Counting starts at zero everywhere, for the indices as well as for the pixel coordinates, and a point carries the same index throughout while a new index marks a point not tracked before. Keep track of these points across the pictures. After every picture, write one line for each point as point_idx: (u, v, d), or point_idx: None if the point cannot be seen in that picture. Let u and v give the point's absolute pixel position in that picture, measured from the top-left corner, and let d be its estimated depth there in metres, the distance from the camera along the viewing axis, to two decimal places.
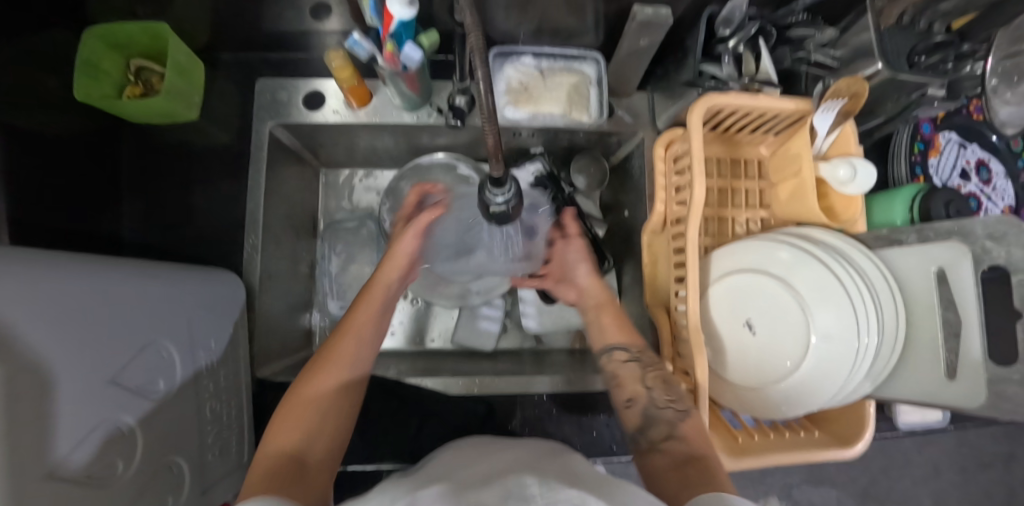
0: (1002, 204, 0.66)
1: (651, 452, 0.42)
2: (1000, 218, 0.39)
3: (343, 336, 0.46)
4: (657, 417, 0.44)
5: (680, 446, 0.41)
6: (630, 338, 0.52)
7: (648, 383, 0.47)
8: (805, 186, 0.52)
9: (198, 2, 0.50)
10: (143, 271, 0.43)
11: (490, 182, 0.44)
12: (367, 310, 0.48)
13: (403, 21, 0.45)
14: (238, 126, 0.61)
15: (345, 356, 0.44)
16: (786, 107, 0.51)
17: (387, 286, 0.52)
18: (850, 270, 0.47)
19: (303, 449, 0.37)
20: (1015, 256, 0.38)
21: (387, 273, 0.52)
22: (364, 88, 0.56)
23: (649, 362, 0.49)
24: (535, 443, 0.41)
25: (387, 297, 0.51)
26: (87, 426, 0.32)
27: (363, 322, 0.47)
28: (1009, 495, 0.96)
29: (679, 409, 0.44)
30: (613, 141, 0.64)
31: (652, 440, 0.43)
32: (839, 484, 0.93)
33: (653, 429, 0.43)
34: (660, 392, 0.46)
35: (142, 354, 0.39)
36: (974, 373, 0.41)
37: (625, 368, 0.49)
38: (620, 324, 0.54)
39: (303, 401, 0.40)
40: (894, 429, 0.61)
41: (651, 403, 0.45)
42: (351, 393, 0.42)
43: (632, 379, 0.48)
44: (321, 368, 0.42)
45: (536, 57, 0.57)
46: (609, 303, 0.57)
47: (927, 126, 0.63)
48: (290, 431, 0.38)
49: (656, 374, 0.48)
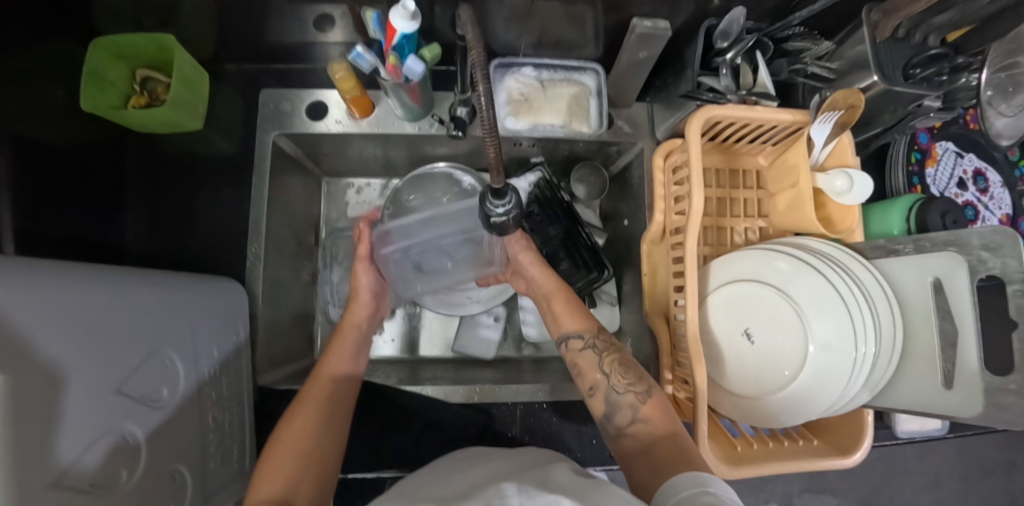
0: (999, 213, 0.66)
1: (620, 437, 0.45)
2: (997, 229, 0.39)
3: (317, 379, 0.49)
4: (620, 402, 0.46)
5: (643, 429, 0.43)
6: (579, 323, 0.51)
7: (606, 369, 0.48)
8: (802, 196, 0.53)
9: (204, 15, 0.51)
10: (148, 281, 0.43)
11: (490, 193, 0.45)
12: (337, 354, 0.52)
13: (405, 36, 0.45)
14: (242, 135, 0.62)
15: (317, 395, 0.48)
16: (784, 118, 0.51)
17: (355, 330, 0.56)
18: (848, 280, 0.48)
19: (289, 491, 0.39)
20: (1010, 267, 0.39)
21: (355, 316, 0.57)
22: (367, 98, 0.56)
23: (603, 346, 0.49)
24: (532, 452, 0.44)
25: (358, 338, 0.56)
26: (92, 435, 0.33)
27: (335, 365, 0.51)
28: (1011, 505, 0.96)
29: (637, 391, 0.45)
30: (613, 151, 0.65)
31: (619, 426, 0.45)
32: (840, 492, 0.92)
33: (618, 416, 0.45)
34: (617, 376, 0.47)
35: (146, 363, 0.40)
36: (971, 383, 0.42)
37: (583, 357, 0.50)
38: (569, 310, 0.53)
39: (283, 446, 0.42)
40: (894, 438, 0.61)
41: (612, 388, 0.46)
42: (330, 430, 0.45)
43: (591, 368, 0.49)
44: (297, 413, 0.45)
45: (537, 68, 0.58)
46: (559, 290, 0.55)
47: (923, 136, 0.64)
48: (274, 476, 0.40)
49: (613, 357, 0.48)
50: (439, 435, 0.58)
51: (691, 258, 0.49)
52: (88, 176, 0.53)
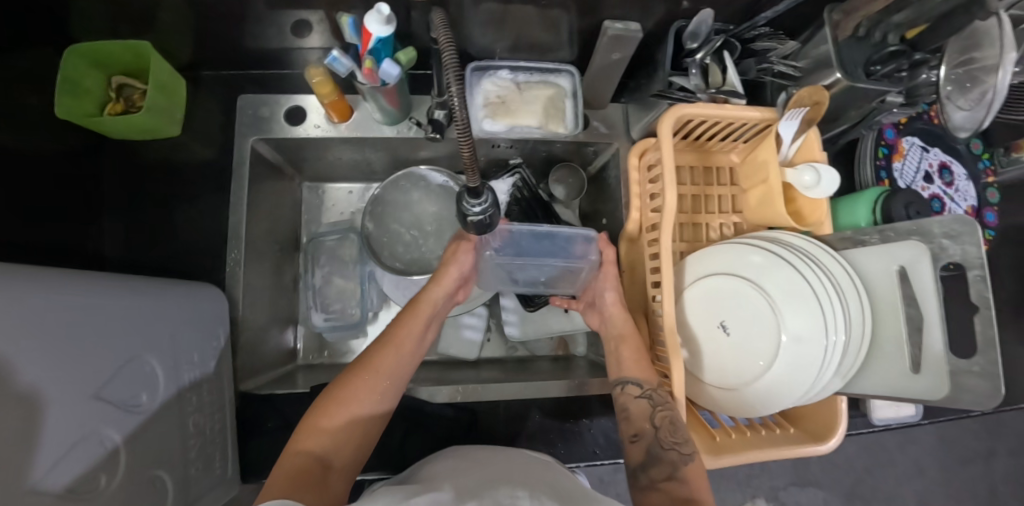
0: (964, 204, 0.69)
1: (649, 489, 0.45)
2: (957, 218, 0.41)
3: (386, 347, 0.49)
4: (660, 456, 0.46)
5: (679, 487, 0.44)
6: (647, 374, 0.50)
7: (656, 422, 0.47)
8: (773, 191, 0.54)
9: (181, 21, 0.51)
10: (126, 287, 0.43)
11: (467, 193, 0.45)
12: (410, 326, 0.51)
13: (381, 39, 0.46)
14: (220, 142, 0.62)
15: (382, 367, 0.47)
16: (753, 116, 0.53)
17: (431, 309, 0.54)
18: (819, 272, 0.48)
19: (331, 453, 0.41)
20: (971, 254, 0.41)
21: (435, 292, 0.55)
22: (345, 102, 0.57)
23: (661, 399, 0.48)
24: (521, 453, 0.44)
25: (431, 315, 0.54)
26: (68, 441, 0.32)
27: (406, 337, 0.50)
28: (991, 491, 0.98)
29: (683, 452, 0.45)
30: (590, 151, 0.66)
31: (652, 478, 0.45)
32: (825, 484, 0.94)
33: (655, 469, 0.45)
34: (665, 432, 0.46)
35: (125, 368, 0.40)
36: (936, 366, 0.43)
37: (637, 405, 0.49)
38: (635, 354, 0.52)
39: (341, 408, 0.43)
40: (871, 426, 0.63)
41: (657, 441, 0.46)
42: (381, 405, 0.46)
43: (641, 416, 0.48)
44: (357, 377, 0.45)
45: (513, 71, 0.59)
46: (634, 336, 0.54)
47: (890, 131, 0.66)
48: (323, 435, 0.41)
49: (667, 414, 0.47)
50: (424, 436, 0.58)
51: (665, 253, 0.50)
52: (64, 185, 0.53)
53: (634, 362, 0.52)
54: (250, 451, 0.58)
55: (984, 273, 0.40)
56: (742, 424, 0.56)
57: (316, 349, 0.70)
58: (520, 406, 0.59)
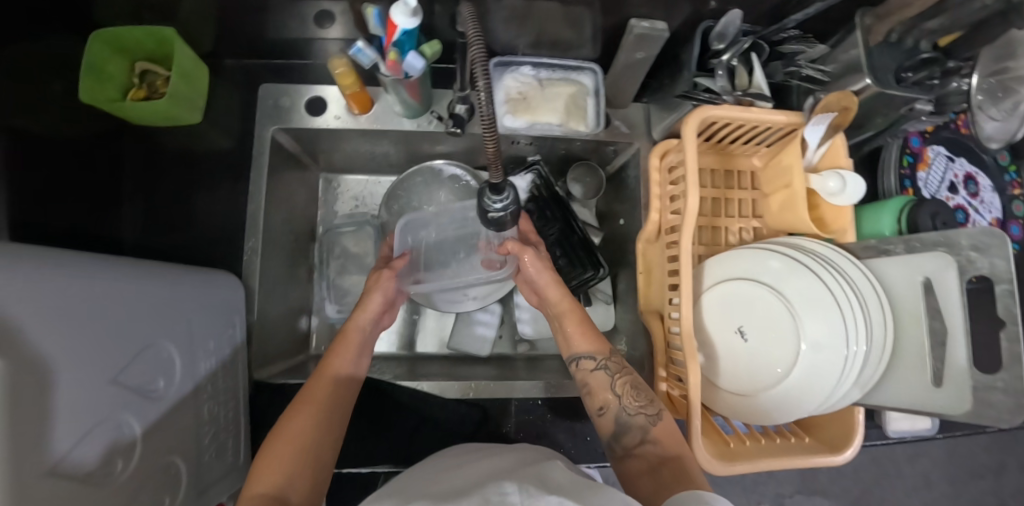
0: (989, 216, 0.67)
1: (627, 458, 0.44)
2: (984, 230, 0.40)
3: (319, 378, 0.48)
4: (630, 424, 0.46)
5: (653, 450, 0.43)
6: (591, 344, 0.51)
7: (617, 390, 0.47)
8: (796, 197, 0.53)
9: (204, 9, 0.51)
10: (145, 273, 0.43)
11: (488, 189, 0.45)
12: (342, 354, 0.51)
13: (406, 31, 0.46)
14: (240, 131, 0.62)
15: (320, 396, 0.46)
16: (778, 119, 0.52)
17: (359, 335, 0.54)
18: (839, 280, 0.48)
19: (283, 491, 0.39)
20: (999, 268, 0.40)
21: (361, 318, 0.55)
22: (366, 94, 0.57)
23: (616, 368, 0.49)
24: (517, 451, 0.43)
25: (362, 342, 0.54)
26: (88, 424, 0.33)
27: (337, 365, 0.50)
28: None
29: (649, 414, 0.45)
30: (610, 151, 0.65)
31: (627, 446, 0.45)
32: (832, 493, 0.93)
33: (627, 436, 0.45)
34: (628, 397, 0.47)
35: (143, 354, 0.40)
36: (959, 380, 0.43)
37: (594, 378, 0.49)
38: (580, 328, 0.53)
39: (282, 444, 0.41)
40: (885, 438, 0.62)
41: (623, 410, 0.46)
42: (327, 432, 0.44)
43: (602, 388, 0.48)
44: (295, 412, 0.44)
45: (535, 67, 0.59)
46: (572, 309, 0.55)
47: (915, 140, 0.65)
48: (270, 474, 0.40)
49: (625, 379, 0.48)
50: (434, 431, 0.58)
51: (684, 256, 0.50)
52: (85, 169, 0.53)
53: (576, 339, 0.52)
54: (262, 439, 0.58)
55: (1013, 287, 0.39)
56: (757, 431, 0.55)
57: (329, 340, 0.71)
58: (531, 404, 0.59)
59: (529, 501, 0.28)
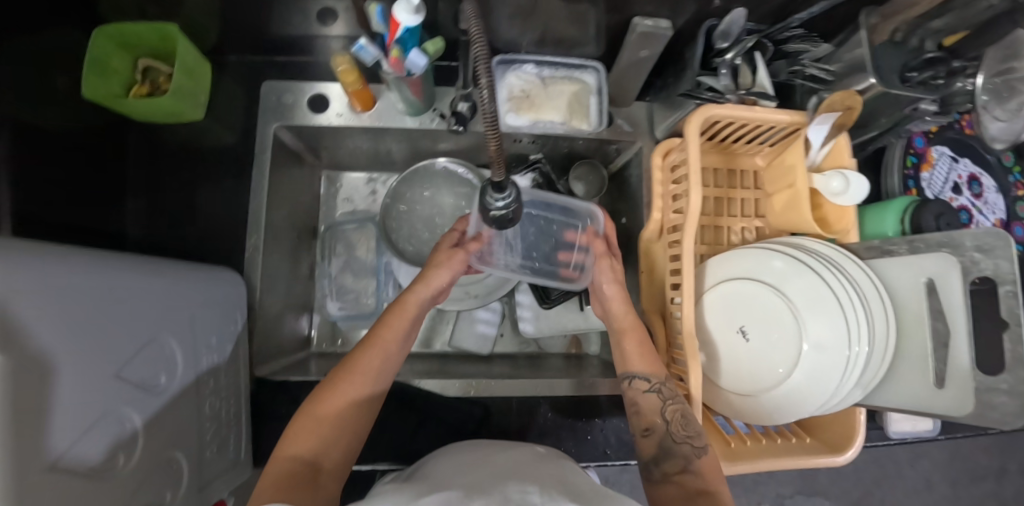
0: (993, 217, 0.67)
1: (662, 483, 0.44)
2: (989, 230, 0.40)
3: (368, 349, 0.47)
4: (673, 450, 0.45)
5: (694, 481, 0.43)
6: (648, 366, 0.50)
7: (667, 416, 0.47)
8: (799, 197, 0.53)
9: (208, 4, 0.51)
10: (147, 269, 0.43)
11: (490, 186, 0.45)
12: (394, 325, 0.49)
13: (409, 28, 0.46)
14: (243, 127, 0.62)
15: (368, 370, 0.46)
16: (781, 119, 0.52)
17: (415, 308, 0.52)
18: (841, 279, 0.48)
19: (317, 457, 0.41)
20: (1003, 269, 0.40)
21: (420, 292, 0.52)
22: (368, 91, 0.57)
23: (671, 393, 0.48)
24: (526, 447, 0.42)
25: (417, 316, 0.52)
26: (91, 419, 0.33)
27: (388, 338, 0.48)
28: None
29: (695, 445, 0.45)
30: (612, 149, 0.65)
31: (666, 471, 0.45)
32: (833, 495, 0.93)
33: (669, 462, 0.45)
34: (677, 426, 0.46)
35: (145, 349, 0.40)
36: (961, 382, 0.43)
37: (646, 399, 0.49)
38: (640, 347, 0.51)
39: (323, 414, 0.42)
40: (886, 438, 0.62)
41: (669, 434, 0.46)
42: (366, 406, 0.45)
43: (650, 410, 0.48)
44: (341, 382, 0.44)
45: (539, 65, 0.58)
46: (635, 327, 0.53)
47: (920, 140, 0.65)
48: (308, 439, 0.41)
49: (677, 407, 0.47)
50: (436, 429, 0.58)
51: (687, 256, 0.50)
52: (89, 164, 0.53)
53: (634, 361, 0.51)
54: (263, 435, 0.58)
55: (1016, 289, 0.39)
56: (759, 431, 0.55)
57: (330, 337, 0.71)
58: (533, 402, 0.58)
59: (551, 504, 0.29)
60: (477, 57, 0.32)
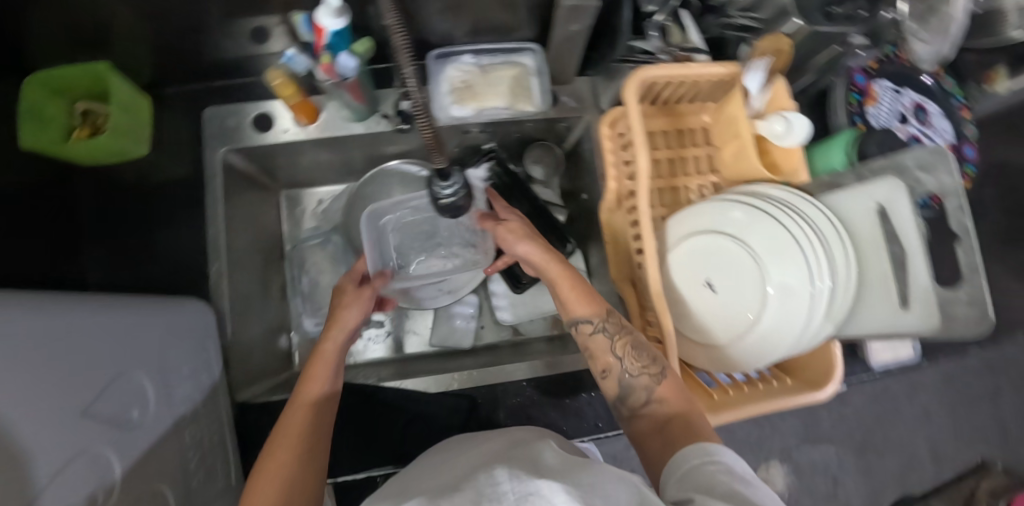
0: (942, 141, 0.68)
1: (637, 418, 0.44)
2: (935, 149, 0.44)
3: (294, 410, 0.42)
4: (633, 385, 0.44)
5: (660, 409, 0.43)
6: (591, 306, 0.48)
7: (619, 352, 0.45)
8: (747, 146, 0.53)
9: (138, 35, 0.51)
10: (107, 306, 0.43)
11: (437, 176, 0.45)
12: (316, 377, 0.45)
13: (335, 32, 0.46)
14: (191, 157, 0.61)
15: (296, 430, 0.40)
16: (717, 72, 0.52)
17: (335, 353, 0.48)
18: (798, 220, 0.48)
19: None
20: (946, 183, 0.44)
21: (333, 336, 0.48)
22: (310, 102, 0.56)
23: (616, 328, 0.47)
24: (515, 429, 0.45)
25: (337, 362, 0.47)
26: (65, 457, 0.32)
27: (311, 395, 0.43)
28: (1003, 434, 0.97)
29: (653, 373, 0.44)
30: (563, 127, 0.65)
31: (633, 407, 0.44)
32: (837, 440, 0.95)
33: (632, 397, 0.44)
34: (631, 360, 0.45)
35: (112, 385, 0.39)
36: (925, 298, 0.44)
37: (594, 341, 0.47)
38: (580, 291, 0.49)
39: (268, 479, 0.36)
40: (870, 370, 0.63)
41: (626, 370, 0.45)
42: (308, 469, 0.38)
43: (603, 350, 0.47)
44: (272, 453, 0.38)
45: (476, 55, 0.59)
46: (565, 275, 0.50)
47: (860, 77, 0.66)
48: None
49: (625, 339, 0.46)
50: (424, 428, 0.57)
51: (645, 219, 0.51)
52: (42, 212, 0.52)
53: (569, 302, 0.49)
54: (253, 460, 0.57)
55: (961, 201, 0.43)
56: (740, 380, 0.56)
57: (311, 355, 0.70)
58: (516, 386, 0.58)
59: (522, 487, 0.27)
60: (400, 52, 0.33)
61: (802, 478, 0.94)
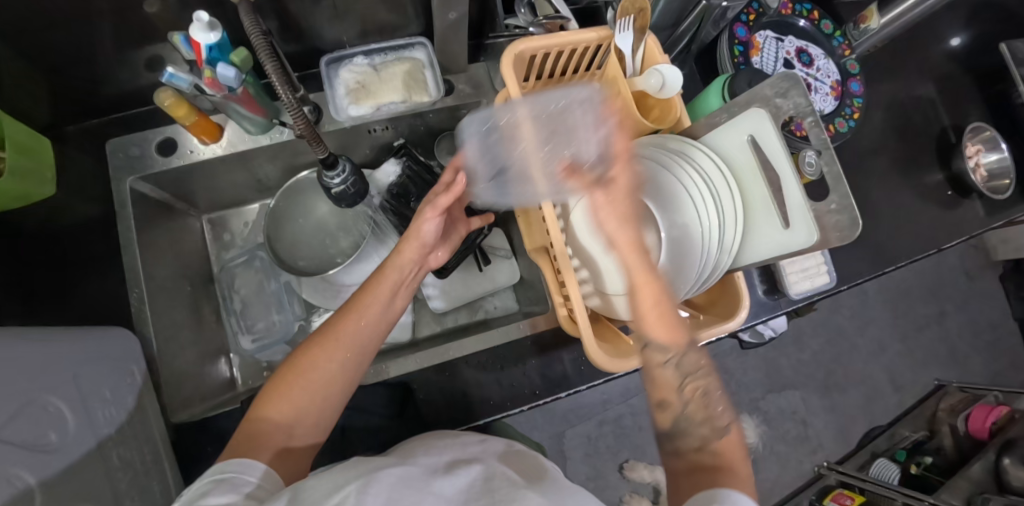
0: (829, 80, 0.72)
1: (673, 456, 0.41)
2: (784, 75, 0.47)
3: (347, 315, 0.45)
4: (689, 430, 0.40)
5: (707, 456, 0.39)
6: (673, 338, 0.39)
7: (686, 395, 0.40)
8: (629, 102, 0.56)
9: (29, 76, 0.52)
10: (20, 334, 0.43)
11: (324, 168, 0.52)
12: (376, 296, 0.46)
13: (212, 45, 0.48)
14: (103, 193, 0.62)
15: (346, 339, 0.43)
16: (589, 37, 0.55)
17: (397, 274, 0.49)
18: (687, 170, 0.50)
19: (287, 425, 0.40)
20: (802, 103, 0.47)
21: (401, 259, 0.49)
22: (207, 120, 0.57)
23: (690, 371, 0.39)
24: (498, 441, 0.41)
25: (397, 283, 0.48)
26: None
27: (369, 307, 0.45)
28: (931, 358, 1.25)
29: (717, 426, 0.39)
30: (465, 114, 0.68)
31: (679, 449, 0.40)
32: (801, 385, 1.19)
33: (684, 441, 0.40)
34: (696, 405, 0.40)
35: (25, 409, 0.39)
36: (804, 215, 0.43)
37: (660, 373, 0.40)
38: (662, 314, 0.39)
39: (300, 381, 0.41)
40: (790, 301, 0.65)
41: (684, 416, 0.40)
42: (347, 375, 0.43)
43: (667, 385, 0.40)
44: (318, 347, 0.42)
45: (367, 55, 0.61)
46: (646, 283, 0.39)
47: (741, 29, 0.69)
48: (283, 403, 0.40)
49: (698, 385, 0.40)
50: (364, 420, 0.58)
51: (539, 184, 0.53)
52: None
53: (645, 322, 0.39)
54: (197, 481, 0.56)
55: (816, 117, 0.46)
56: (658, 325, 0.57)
57: (255, 373, 0.71)
58: (452, 365, 0.59)
59: (508, 490, 0.28)
60: (259, 48, 0.40)
61: (777, 421, 1.17)
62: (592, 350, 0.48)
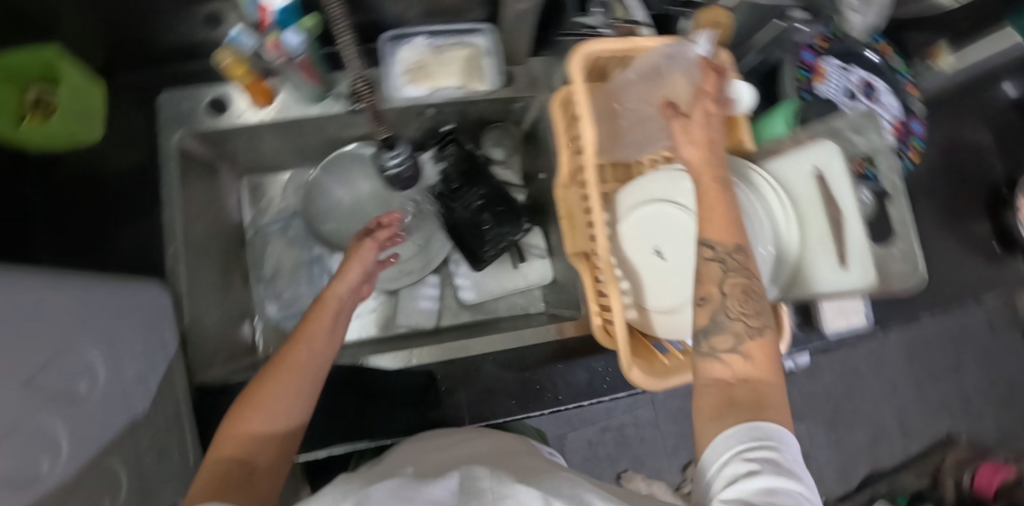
0: (890, 118, 0.70)
1: (709, 359, 0.35)
2: (863, 113, 0.51)
3: (296, 344, 0.43)
4: (727, 325, 0.35)
5: (742, 364, 0.34)
6: (728, 233, 0.36)
7: (727, 289, 0.36)
8: None
9: (89, 18, 0.51)
10: (68, 278, 0.42)
11: (382, 147, 0.51)
12: (319, 320, 0.48)
13: (282, 7, 0.48)
14: (145, 145, 0.62)
15: (301, 361, 0.42)
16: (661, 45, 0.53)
17: (337, 302, 0.51)
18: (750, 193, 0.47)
19: (248, 458, 0.35)
20: (872, 143, 0.50)
21: (339, 288, 0.53)
22: (263, 84, 0.56)
23: (739, 266, 0.36)
24: (486, 440, 0.42)
25: (342, 310, 0.51)
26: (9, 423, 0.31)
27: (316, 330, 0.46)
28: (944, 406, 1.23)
29: (752, 324, 0.35)
30: (518, 107, 0.67)
31: (712, 347, 0.35)
32: (807, 417, 1.19)
33: (716, 338, 0.35)
34: (735, 303, 0.36)
35: (63, 357, 0.39)
36: (865, 256, 0.45)
37: (705, 267, 0.37)
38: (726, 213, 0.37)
39: (258, 407, 0.38)
40: (824, 338, 0.64)
41: (724, 309, 0.36)
42: (306, 397, 0.41)
43: (710, 277, 0.36)
44: (272, 375, 0.40)
45: (429, 36, 0.60)
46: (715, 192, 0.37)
47: (808, 54, 0.67)
48: (242, 434, 0.36)
49: (741, 280, 0.36)
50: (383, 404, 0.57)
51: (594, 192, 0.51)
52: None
53: (700, 219, 0.37)
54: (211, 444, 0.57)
55: (890, 157, 0.50)
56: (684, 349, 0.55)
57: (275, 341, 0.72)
58: (477, 360, 0.59)
59: (498, 488, 0.27)
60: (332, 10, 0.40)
61: None
62: (628, 368, 0.48)
